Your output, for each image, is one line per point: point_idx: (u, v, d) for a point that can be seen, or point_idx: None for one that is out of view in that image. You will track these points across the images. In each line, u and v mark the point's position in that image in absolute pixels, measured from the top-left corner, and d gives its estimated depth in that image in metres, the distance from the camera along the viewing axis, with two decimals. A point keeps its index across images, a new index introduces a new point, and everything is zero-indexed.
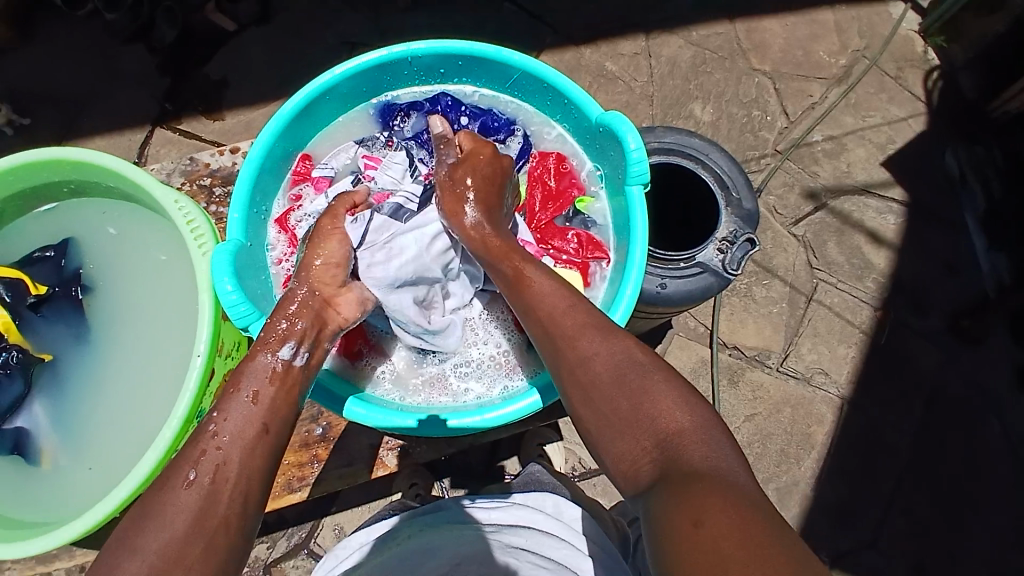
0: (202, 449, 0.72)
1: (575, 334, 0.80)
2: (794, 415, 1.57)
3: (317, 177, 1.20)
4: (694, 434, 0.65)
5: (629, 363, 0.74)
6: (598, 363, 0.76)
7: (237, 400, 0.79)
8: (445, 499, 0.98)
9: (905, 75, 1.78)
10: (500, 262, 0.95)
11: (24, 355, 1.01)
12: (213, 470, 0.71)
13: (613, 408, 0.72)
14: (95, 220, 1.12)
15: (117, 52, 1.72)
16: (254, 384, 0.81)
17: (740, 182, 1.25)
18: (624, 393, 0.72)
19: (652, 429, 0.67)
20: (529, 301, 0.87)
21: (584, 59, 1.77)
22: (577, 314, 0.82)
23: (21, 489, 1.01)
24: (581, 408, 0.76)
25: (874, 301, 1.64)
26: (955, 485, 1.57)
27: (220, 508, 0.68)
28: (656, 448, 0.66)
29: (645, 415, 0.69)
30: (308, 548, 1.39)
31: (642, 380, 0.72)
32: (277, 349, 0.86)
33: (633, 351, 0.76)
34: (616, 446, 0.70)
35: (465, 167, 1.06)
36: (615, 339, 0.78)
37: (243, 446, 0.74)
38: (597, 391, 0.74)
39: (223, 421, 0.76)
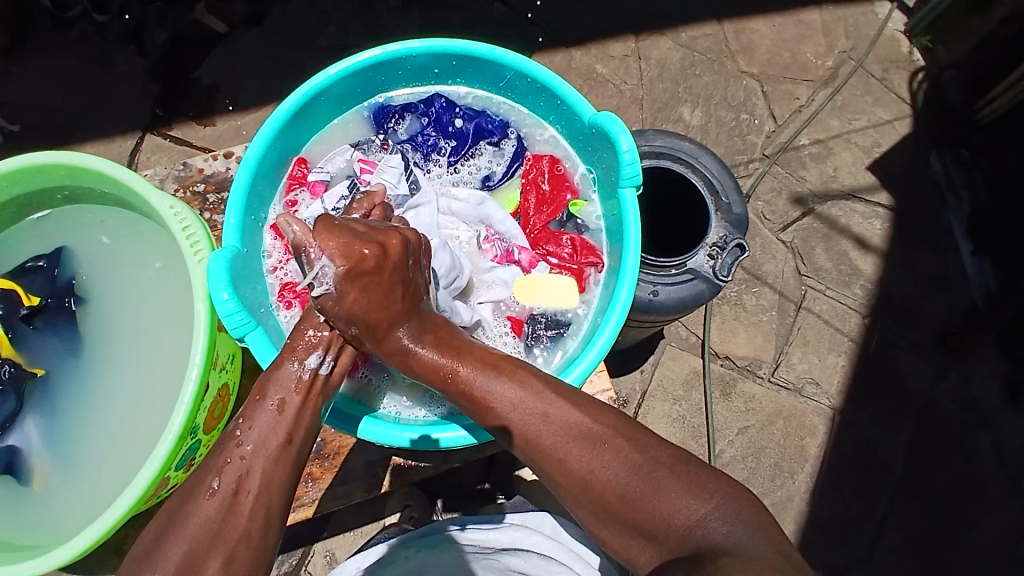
0: (226, 459, 0.77)
1: (561, 454, 0.76)
2: (786, 427, 1.58)
3: (312, 181, 1.17)
4: (715, 525, 0.66)
5: (631, 472, 0.72)
6: (598, 479, 0.73)
7: (263, 411, 0.81)
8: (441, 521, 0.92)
9: (890, 78, 1.80)
10: (457, 390, 0.84)
11: (16, 370, 0.98)
12: (236, 480, 0.75)
13: (631, 520, 0.71)
14: (88, 230, 1.09)
15: (98, 55, 1.67)
16: (281, 391, 0.82)
17: (731, 188, 1.25)
18: (631, 504, 0.71)
19: (667, 527, 0.68)
20: (504, 422, 0.80)
21: (573, 62, 1.76)
22: (554, 427, 0.77)
23: (13, 508, 0.99)
24: (588, 515, 0.75)
25: (864, 309, 1.65)
26: (944, 491, 1.59)
27: (241, 521, 0.73)
28: (680, 550, 0.67)
29: (660, 519, 0.69)
30: (299, 575, 1.38)
31: (651, 486, 0.71)
32: (305, 356, 0.86)
33: (629, 453, 0.74)
34: (635, 547, 0.72)
35: (353, 288, 0.83)
36: (604, 443, 0.75)
37: (266, 456, 0.78)
38: (610, 509, 0.73)
39: (247, 429, 0.80)
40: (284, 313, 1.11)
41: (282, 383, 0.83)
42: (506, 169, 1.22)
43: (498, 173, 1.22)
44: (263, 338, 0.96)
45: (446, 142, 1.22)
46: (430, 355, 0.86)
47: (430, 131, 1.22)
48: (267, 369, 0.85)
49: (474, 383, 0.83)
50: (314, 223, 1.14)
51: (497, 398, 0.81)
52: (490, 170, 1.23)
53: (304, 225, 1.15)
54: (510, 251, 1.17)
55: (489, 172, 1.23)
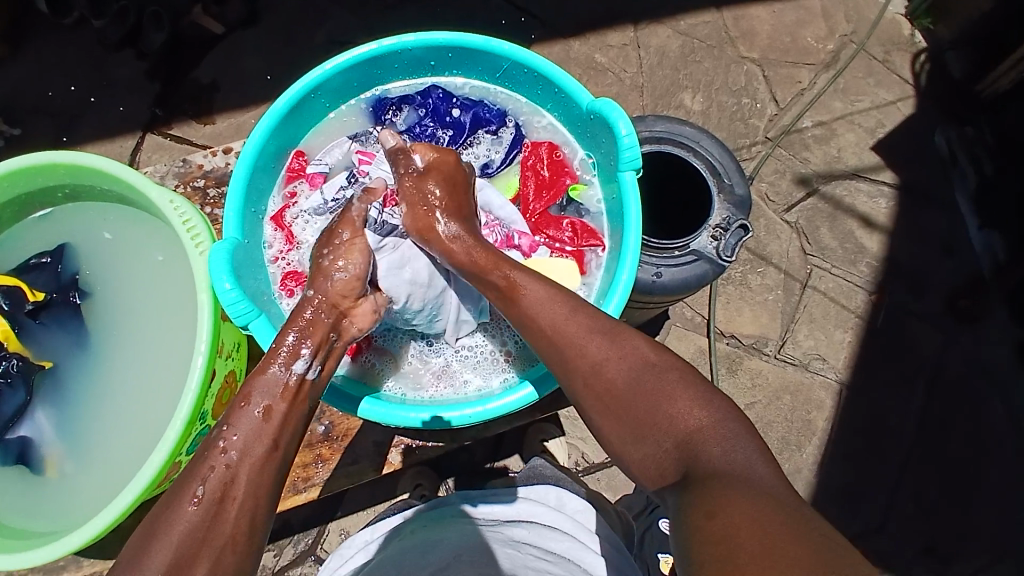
0: (210, 466, 0.71)
1: (581, 342, 0.79)
2: (794, 401, 1.58)
3: (311, 173, 1.19)
4: (714, 433, 0.68)
5: (645, 370, 0.76)
6: (611, 370, 0.77)
7: (246, 416, 0.77)
8: (448, 495, 0.96)
9: (892, 59, 1.79)
10: (491, 274, 0.89)
11: (25, 363, 1.00)
12: (221, 487, 0.70)
13: (634, 415, 0.74)
14: (91, 225, 1.11)
15: (105, 58, 1.70)
16: (265, 398, 0.79)
17: (733, 170, 1.26)
18: (640, 397, 0.74)
19: (669, 429, 0.71)
20: (529, 309, 0.84)
21: (573, 52, 1.77)
22: (579, 319, 0.81)
23: (28, 496, 1.01)
24: (594, 407, 0.77)
25: (869, 285, 1.65)
26: (957, 462, 1.59)
27: (227, 527, 0.69)
28: (677, 450, 0.69)
29: (661, 418, 0.72)
30: (315, 554, 1.40)
31: (659, 385, 0.74)
32: (290, 362, 0.83)
33: (644, 353, 0.78)
34: (633, 445, 0.74)
35: (433, 178, 0.98)
36: (623, 343, 0.79)
37: (251, 462, 0.73)
38: (614, 402, 0.76)
39: (232, 436, 0.75)
40: (285, 300, 1.12)
41: (263, 387, 0.80)
42: (505, 156, 1.24)
43: (497, 161, 1.24)
44: (267, 326, 0.97)
45: (444, 133, 1.22)
46: (479, 251, 0.92)
47: (428, 122, 1.22)
48: (251, 373, 0.82)
49: (508, 278, 0.87)
50: (315, 216, 1.16)
51: (527, 293, 0.85)
52: (488, 158, 1.25)
53: (306, 217, 1.16)
54: (510, 236, 1.15)
55: (488, 160, 1.25)
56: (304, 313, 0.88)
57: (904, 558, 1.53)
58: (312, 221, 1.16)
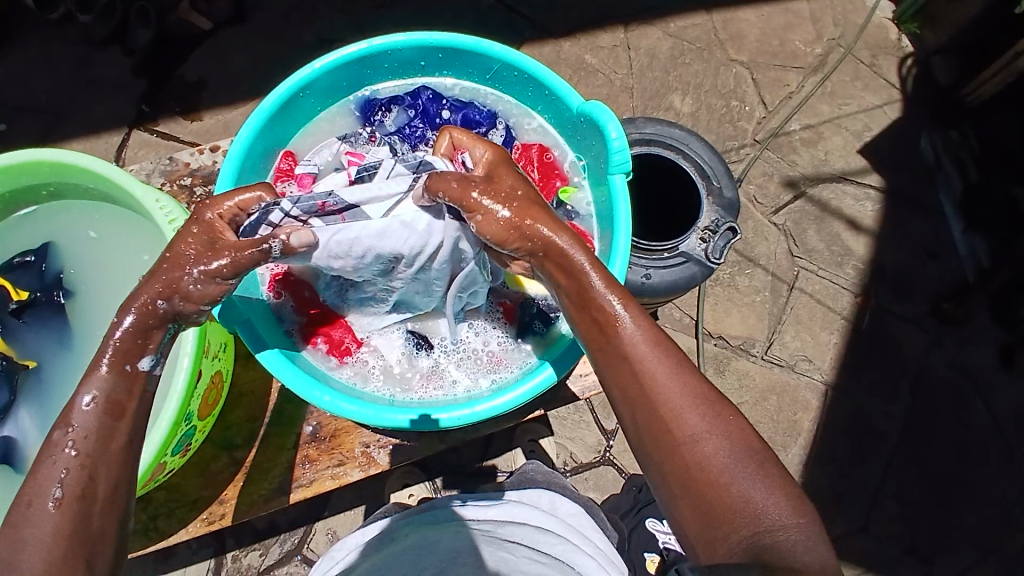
0: (63, 466, 0.67)
1: (680, 404, 0.68)
2: (780, 402, 1.59)
3: (300, 175, 1.14)
4: (801, 536, 0.58)
5: (744, 453, 0.65)
6: (707, 445, 0.65)
7: (94, 413, 0.71)
8: (440, 498, 0.96)
9: (879, 63, 1.80)
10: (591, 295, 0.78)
11: (8, 362, 1.02)
12: (83, 485, 0.67)
13: (716, 495, 0.63)
14: (75, 225, 1.09)
15: (92, 55, 1.68)
16: (106, 392, 0.72)
17: (721, 172, 1.27)
18: (730, 479, 0.63)
19: (750, 518, 0.60)
20: (628, 356, 0.72)
21: (563, 53, 1.77)
22: (685, 379, 0.70)
23: (8, 498, 0.99)
24: (671, 475, 0.66)
25: (855, 287, 1.66)
26: (941, 464, 1.60)
27: (93, 523, 0.66)
28: (754, 540, 0.59)
29: (746, 508, 0.61)
30: (302, 553, 1.39)
31: (756, 474, 0.63)
32: (133, 358, 0.75)
33: (749, 436, 0.67)
34: (701, 523, 0.63)
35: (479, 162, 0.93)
36: (726, 418, 0.67)
37: (109, 461, 0.69)
38: (700, 475, 0.64)
39: (81, 436, 0.69)
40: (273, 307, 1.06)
41: (97, 378, 0.72)
42: None
43: None
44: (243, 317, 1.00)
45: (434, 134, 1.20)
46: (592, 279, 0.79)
47: (417, 123, 1.20)
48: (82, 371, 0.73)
49: (613, 313, 0.75)
50: None
51: (631, 334, 0.73)
52: None
53: None
54: None
55: None
56: (151, 300, 0.78)
57: (888, 558, 1.54)
58: None
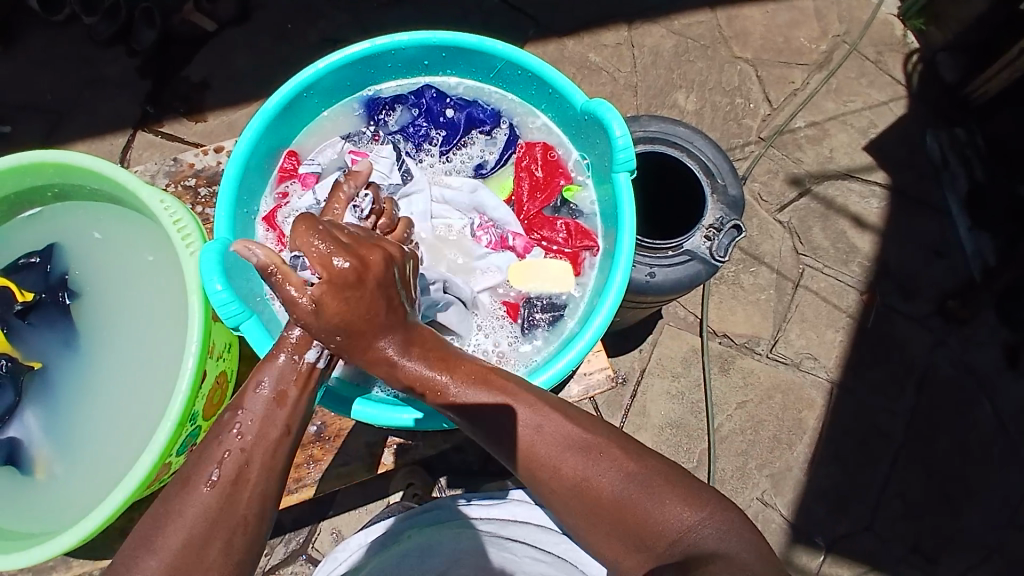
0: (224, 449, 0.72)
1: (556, 458, 0.71)
2: (785, 401, 1.59)
3: (304, 174, 1.18)
4: (708, 532, 0.65)
5: (627, 479, 0.69)
6: (595, 485, 0.69)
7: (260, 399, 0.77)
8: (443, 498, 0.91)
9: (884, 60, 1.80)
10: (459, 363, 0.80)
11: (13, 364, 1.00)
12: (236, 469, 0.71)
13: (623, 527, 0.68)
14: (80, 226, 1.10)
15: (97, 56, 1.69)
16: (278, 383, 0.79)
17: (726, 169, 1.26)
18: (628, 506, 0.68)
19: (658, 531, 0.66)
20: (492, 431, 0.75)
21: (567, 51, 1.76)
22: (548, 434, 0.73)
23: (19, 498, 1.01)
24: (579, 524, 0.71)
25: (861, 284, 1.66)
26: (947, 463, 1.59)
27: (240, 506, 0.70)
28: (674, 551, 0.64)
29: (651, 525, 0.66)
30: (306, 553, 1.40)
31: (647, 494, 0.68)
32: (303, 349, 0.81)
33: (621, 457, 0.71)
34: (623, 554, 0.68)
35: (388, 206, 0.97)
36: (602, 453, 0.71)
37: (266, 446, 0.74)
38: (603, 513, 0.69)
39: (246, 420, 0.75)
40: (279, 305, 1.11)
41: (275, 365, 0.80)
42: (498, 157, 1.23)
43: (491, 162, 1.24)
44: (258, 327, 0.96)
45: (438, 133, 1.22)
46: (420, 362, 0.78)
47: (421, 122, 1.22)
48: (263, 359, 0.81)
49: (454, 387, 0.77)
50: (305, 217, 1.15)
51: (479, 402, 0.76)
52: (482, 158, 1.24)
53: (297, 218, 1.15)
54: (504, 237, 1.18)
55: (482, 161, 1.24)
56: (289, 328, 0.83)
57: (893, 558, 1.54)
58: None
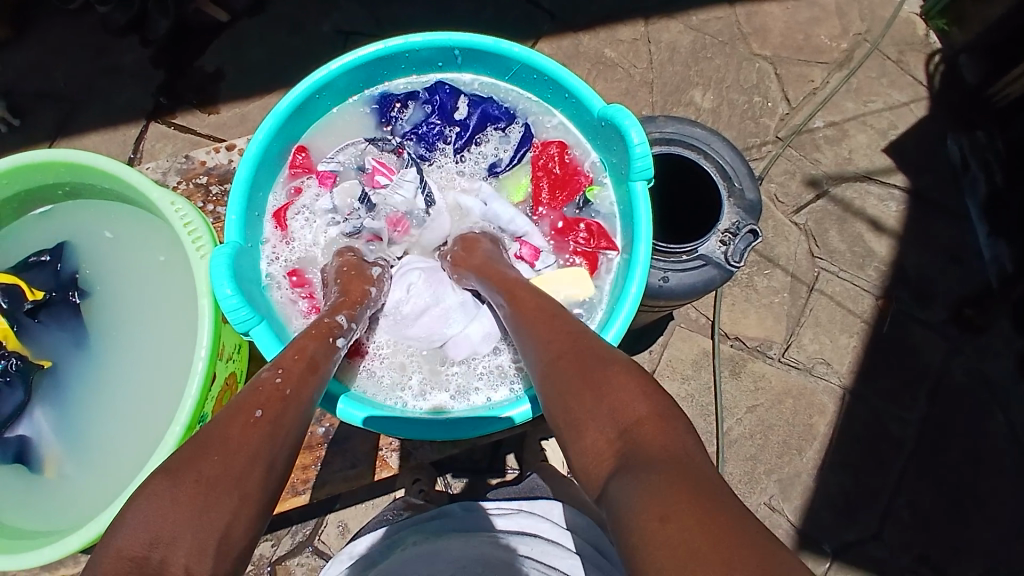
0: (263, 395, 0.73)
1: (559, 339, 0.81)
2: (796, 406, 1.57)
3: (322, 171, 1.18)
4: (655, 428, 0.65)
5: (599, 363, 0.74)
6: (574, 361, 0.76)
7: (291, 360, 0.82)
8: (448, 505, 0.97)
9: (905, 60, 1.76)
10: (502, 288, 0.95)
11: (25, 363, 1.00)
12: (273, 413, 0.72)
13: (582, 399, 0.71)
14: (92, 225, 1.11)
15: (113, 45, 1.70)
16: (316, 354, 0.85)
17: (744, 173, 1.24)
18: (598, 385, 0.72)
19: (619, 413, 0.68)
20: (525, 313, 0.88)
21: (582, 46, 1.75)
22: (563, 324, 0.83)
23: (28, 495, 1.01)
24: (552, 394, 0.75)
25: (876, 289, 1.64)
26: (956, 473, 1.58)
27: (275, 454, 0.69)
28: (620, 437, 0.66)
29: (615, 406, 0.69)
30: (313, 544, 1.41)
31: (609, 374, 0.72)
32: (332, 336, 0.90)
33: (612, 353, 0.77)
34: (579, 429, 0.70)
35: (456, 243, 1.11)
36: (595, 344, 0.79)
37: (297, 404, 0.75)
38: (575, 388, 0.73)
39: (283, 374, 0.78)
40: (291, 303, 1.12)
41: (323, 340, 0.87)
42: (512, 156, 1.23)
43: (506, 159, 1.23)
44: (267, 332, 0.98)
45: (452, 130, 1.21)
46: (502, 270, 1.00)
47: (435, 120, 1.21)
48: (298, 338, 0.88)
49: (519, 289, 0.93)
50: (322, 216, 1.16)
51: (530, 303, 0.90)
52: (497, 156, 1.23)
53: (307, 214, 1.16)
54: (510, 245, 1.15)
55: (496, 158, 1.23)
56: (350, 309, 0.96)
57: (899, 566, 1.52)
58: (316, 220, 1.16)
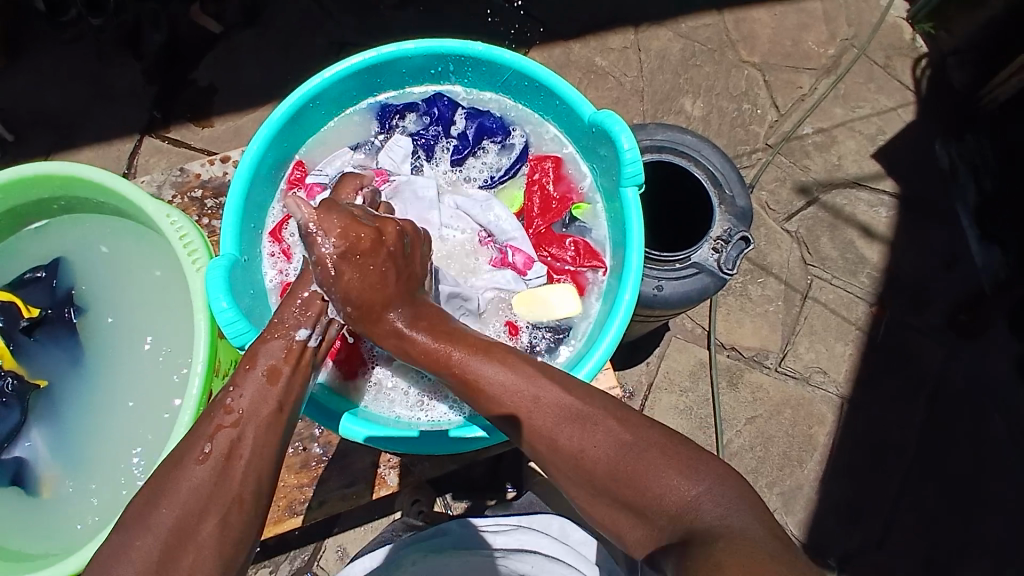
0: (218, 424, 0.74)
1: (550, 433, 0.74)
2: (794, 415, 1.58)
3: (310, 183, 1.15)
4: (706, 504, 0.66)
5: (619, 450, 0.71)
6: (588, 459, 0.72)
7: (252, 377, 0.79)
8: (446, 522, 0.94)
9: (893, 64, 1.78)
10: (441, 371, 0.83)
11: (19, 382, 1.00)
12: (229, 445, 0.73)
13: (617, 494, 0.70)
14: (86, 240, 1.09)
15: (101, 60, 1.68)
16: (270, 359, 0.81)
17: (734, 180, 1.25)
18: (622, 483, 0.70)
19: (659, 506, 0.68)
20: (493, 402, 0.78)
21: (573, 55, 1.75)
22: (544, 410, 0.75)
23: (20, 519, 0.98)
24: (579, 496, 0.74)
25: (871, 296, 1.64)
26: (956, 478, 1.58)
27: (235, 485, 0.71)
28: (670, 527, 0.67)
29: (656, 499, 0.68)
30: (311, 571, 1.39)
31: (639, 464, 0.70)
32: (292, 331, 0.84)
33: (617, 432, 0.72)
34: (625, 523, 0.71)
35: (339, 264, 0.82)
36: (592, 424, 0.73)
37: (259, 422, 0.76)
38: (614, 487, 0.70)
39: (238, 396, 0.77)
40: None
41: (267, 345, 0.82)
42: (511, 164, 1.22)
43: (503, 170, 1.22)
44: None
45: (449, 142, 1.21)
46: (426, 338, 0.83)
47: (432, 132, 1.21)
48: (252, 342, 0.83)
49: (461, 360, 0.82)
50: None
51: (488, 379, 0.80)
52: (495, 168, 1.23)
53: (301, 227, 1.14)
54: (505, 254, 1.16)
55: (495, 169, 1.23)
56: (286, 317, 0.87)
57: (903, 573, 1.53)
58: None
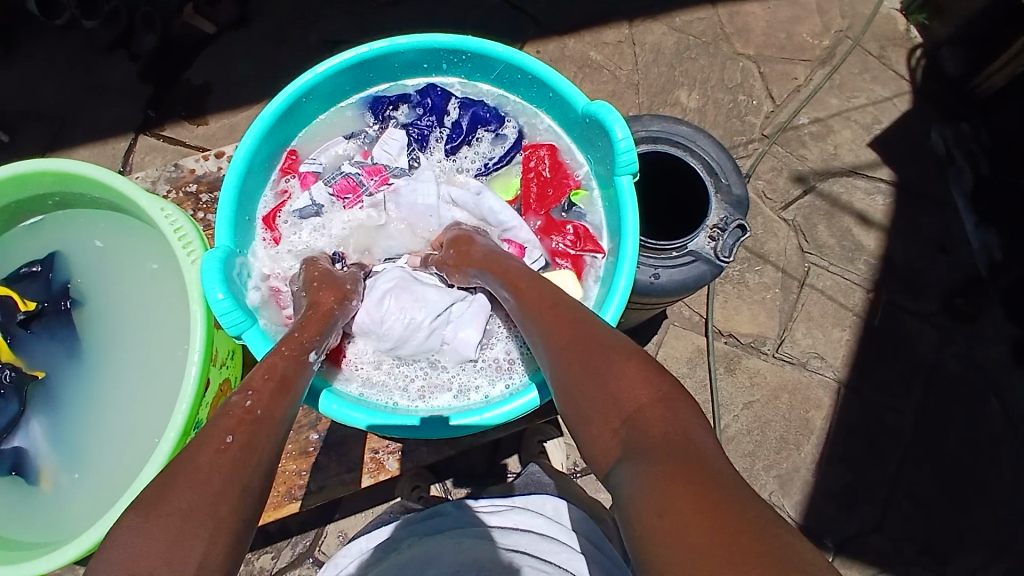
0: (236, 420, 0.70)
1: (562, 327, 0.80)
2: (792, 400, 1.58)
3: (303, 172, 1.18)
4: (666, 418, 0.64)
5: (606, 346, 0.74)
6: (578, 348, 0.76)
7: (263, 384, 0.77)
8: (444, 504, 0.95)
9: (888, 55, 1.78)
10: (502, 277, 0.94)
11: (17, 374, 1.00)
12: (248, 435, 0.69)
13: (587, 390, 0.71)
14: (82, 234, 1.10)
15: (97, 60, 1.69)
16: (280, 368, 0.81)
17: (730, 169, 1.24)
18: (592, 374, 0.71)
19: (618, 402, 0.67)
20: (528, 299, 0.87)
21: (567, 50, 1.76)
22: (563, 309, 0.83)
23: (22, 507, 0.99)
24: (560, 381, 0.76)
25: (867, 282, 1.64)
26: (955, 461, 1.58)
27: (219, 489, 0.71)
28: (624, 425, 0.65)
29: (619, 391, 0.68)
30: (313, 556, 1.39)
31: (616, 358, 0.72)
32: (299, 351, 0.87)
33: (609, 336, 0.76)
34: (586, 421, 0.70)
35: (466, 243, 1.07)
36: (593, 327, 0.79)
37: (272, 422, 0.73)
38: (590, 375, 0.72)
39: (254, 397, 0.75)
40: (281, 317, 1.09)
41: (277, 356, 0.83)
42: (506, 152, 1.23)
43: (496, 158, 1.23)
44: (260, 337, 0.96)
45: (442, 130, 1.22)
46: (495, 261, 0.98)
47: (425, 121, 1.21)
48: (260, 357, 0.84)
49: (519, 278, 0.92)
50: (305, 219, 1.16)
51: (535, 286, 0.89)
52: (486, 156, 1.23)
53: (296, 219, 1.16)
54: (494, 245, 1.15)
55: (486, 159, 1.24)
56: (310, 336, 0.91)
57: (903, 557, 1.53)
58: (304, 223, 1.15)
